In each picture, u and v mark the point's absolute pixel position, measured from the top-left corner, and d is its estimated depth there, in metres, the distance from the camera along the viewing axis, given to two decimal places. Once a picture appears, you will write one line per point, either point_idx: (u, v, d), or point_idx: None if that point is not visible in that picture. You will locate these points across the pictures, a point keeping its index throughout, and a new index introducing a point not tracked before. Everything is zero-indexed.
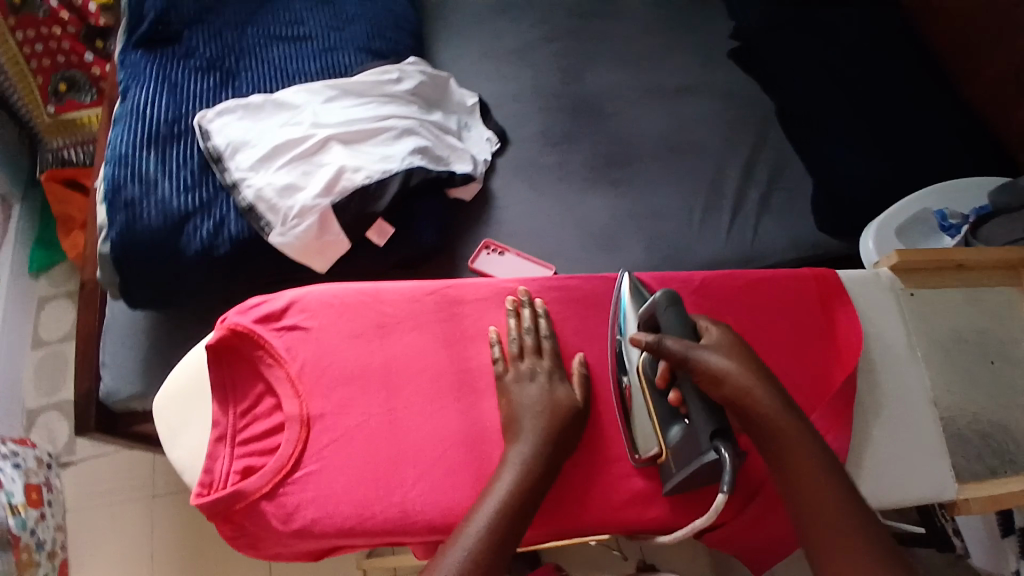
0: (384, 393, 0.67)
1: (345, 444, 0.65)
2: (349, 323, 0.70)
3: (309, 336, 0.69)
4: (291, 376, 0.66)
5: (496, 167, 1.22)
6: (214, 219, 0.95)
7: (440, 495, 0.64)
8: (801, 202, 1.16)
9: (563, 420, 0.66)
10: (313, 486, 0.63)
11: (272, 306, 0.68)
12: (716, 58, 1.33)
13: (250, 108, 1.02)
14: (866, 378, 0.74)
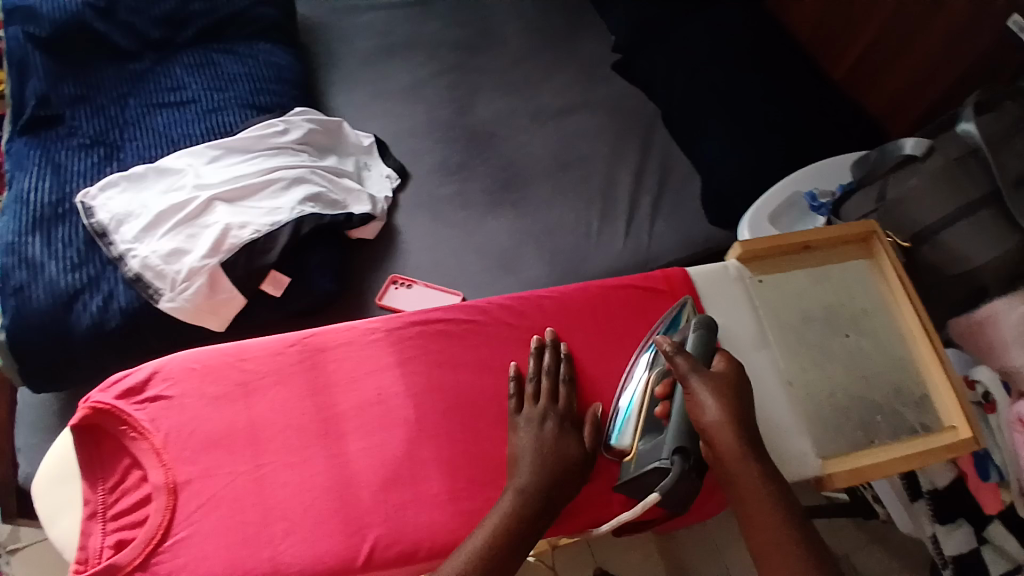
0: (250, 452, 0.62)
1: (213, 509, 0.60)
2: (209, 386, 0.65)
3: (171, 402, 0.65)
4: (154, 444, 0.63)
5: (398, 203, 1.23)
6: (103, 293, 0.95)
7: (313, 545, 0.58)
8: (689, 201, 1.22)
9: (569, 469, 0.59)
10: (186, 552, 0.58)
11: (133, 379, 0.66)
12: (599, 73, 1.40)
13: (133, 179, 1.03)
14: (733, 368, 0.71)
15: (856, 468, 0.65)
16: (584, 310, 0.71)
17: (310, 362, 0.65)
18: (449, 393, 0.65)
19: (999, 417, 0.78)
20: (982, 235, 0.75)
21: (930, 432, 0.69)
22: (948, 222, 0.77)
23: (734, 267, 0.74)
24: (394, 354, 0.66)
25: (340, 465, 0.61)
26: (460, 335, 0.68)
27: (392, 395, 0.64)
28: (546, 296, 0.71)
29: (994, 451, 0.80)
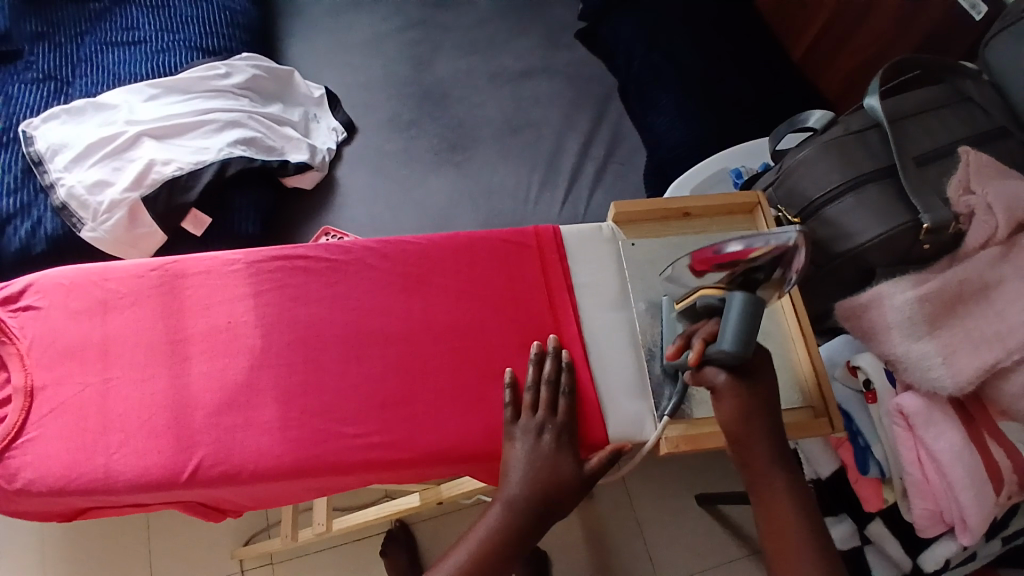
0: (100, 365, 0.71)
1: (60, 414, 0.69)
2: (72, 303, 0.74)
3: (36, 315, 0.73)
4: (17, 350, 0.71)
5: (342, 155, 1.23)
6: (31, 219, 0.96)
7: (141, 457, 0.67)
8: (632, 173, 1.19)
9: (559, 477, 0.65)
10: (33, 450, 0.68)
11: (8, 291, 0.75)
12: (562, 40, 1.36)
13: (72, 112, 1.04)
14: (587, 320, 0.76)
15: (691, 436, 0.69)
16: (440, 255, 0.78)
17: (172, 286, 0.75)
18: (313, 328, 0.73)
19: (879, 407, 0.76)
20: (867, 210, 0.73)
21: (791, 408, 0.72)
22: (835, 197, 0.75)
23: (608, 229, 0.80)
24: (259, 282, 0.75)
25: (180, 386, 0.71)
26: (326, 269, 0.76)
27: (244, 323, 0.73)
28: (411, 241, 0.78)
29: (874, 444, 0.77)
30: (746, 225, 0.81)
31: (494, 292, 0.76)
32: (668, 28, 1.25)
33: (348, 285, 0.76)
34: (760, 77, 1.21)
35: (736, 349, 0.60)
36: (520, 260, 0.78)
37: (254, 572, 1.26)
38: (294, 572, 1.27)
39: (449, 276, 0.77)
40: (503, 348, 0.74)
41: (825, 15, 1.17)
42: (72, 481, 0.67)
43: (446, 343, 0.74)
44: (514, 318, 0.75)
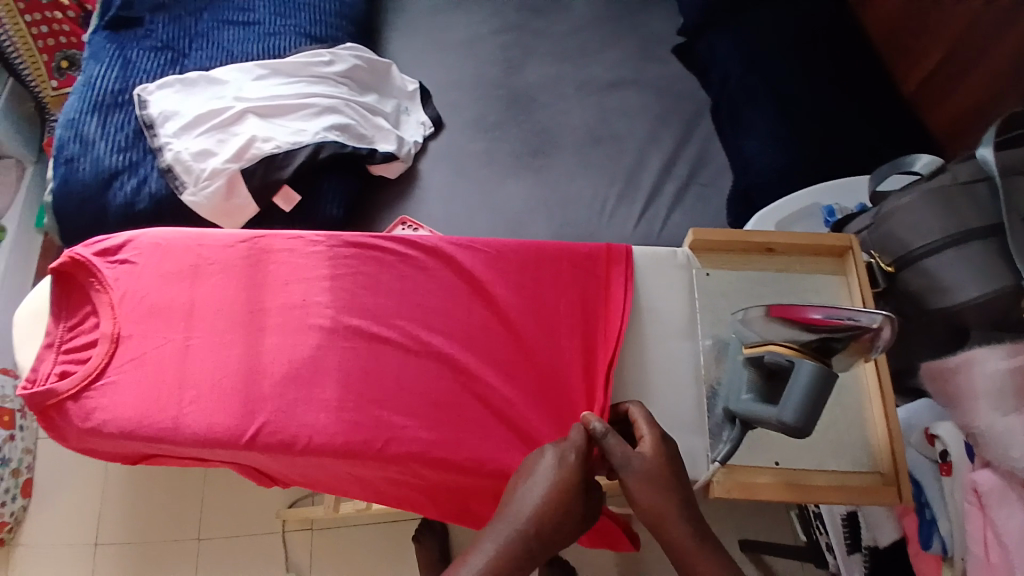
0: (183, 325, 0.77)
1: (140, 365, 0.75)
2: (166, 262, 0.80)
3: (131, 269, 0.80)
4: (109, 299, 0.78)
5: (426, 150, 1.27)
6: (138, 178, 1.04)
7: (208, 415, 0.72)
8: (716, 197, 1.15)
9: (569, 505, 0.59)
10: (111, 394, 0.74)
11: (109, 242, 0.81)
12: (657, 54, 1.33)
13: (186, 83, 1.11)
14: (646, 346, 0.76)
15: (741, 481, 0.67)
16: (508, 258, 0.79)
17: (255, 258, 0.79)
18: (379, 319, 0.76)
19: (954, 481, 0.70)
20: (970, 267, 0.68)
21: (858, 470, 0.69)
22: (936, 248, 0.71)
23: (683, 255, 0.79)
24: (334, 266, 0.78)
25: (250, 354, 0.75)
26: (399, 260, 0.79)
27: (316, 301, 0.77)
28: (484, 243, 0.79)
29: (941, 519, 0.71)
30: (830, 266, 0.77)
31: (556, 300, 0.77)
32: (769, 52, 1.21)
33: (417, 279, 0.78)
34: (867, 111, 1.14)
35: (799, 428, 0.58)
36: (590, 276, 0.78)
37: (294, 535, 1.37)
38: (332, 540, 1.36)
39: (513, 280, 0.78)
40: (555, 357, 0.75)
41: (950, 52, 1.09)
42: (144, 429, 0.72)
43: (503, 347, 0.75)
44: (571, 329, 0.76)
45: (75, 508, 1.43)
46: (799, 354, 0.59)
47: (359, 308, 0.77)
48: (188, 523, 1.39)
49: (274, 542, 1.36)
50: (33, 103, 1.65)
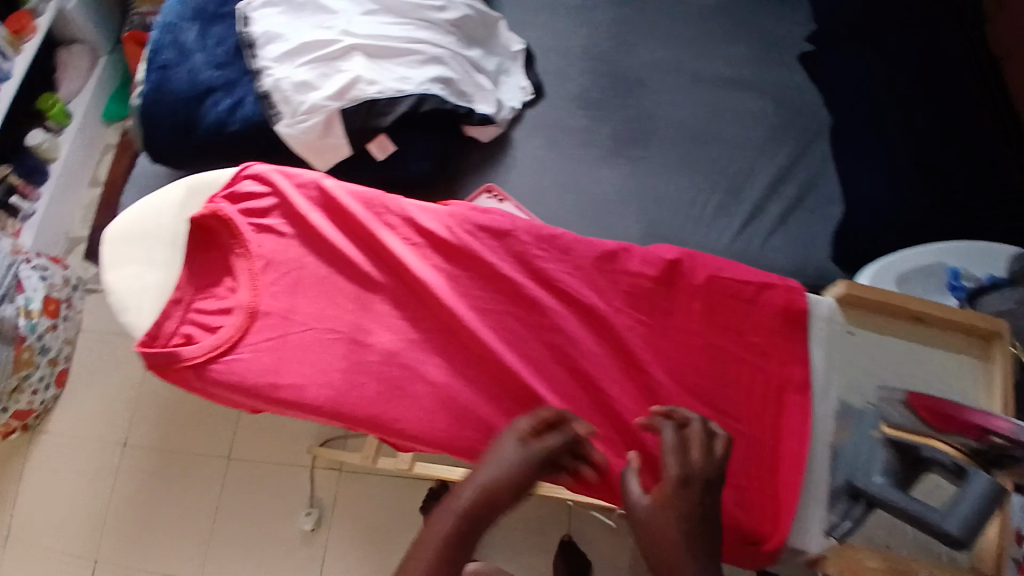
0: (335, 309, 0.81)
1: (275, 346, 0.78)
2: (323, 243, 0.83)
3: (281, 238, 0.83)
4: (251, 269, 0.80)
5: (523, 117, 1.22)
6: (233, 98, 0.99)
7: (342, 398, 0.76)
8: (817, 225, 1.09)
9: (525, 472, 0.65)
10: (239, 367, 0.76)
11: (259, 206, 0.83)
12: (781, 57, 1.24)
13: (293, 6, 1.04)
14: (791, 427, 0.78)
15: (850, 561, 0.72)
16: (678, 315, 0.82)
17: (402, 233, 0.84)
18: (537, 333, 0.82)
19: None
20: None
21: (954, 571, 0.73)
22: None
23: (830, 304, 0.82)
24: (470, 246, 0.83)
25: (358, 318, 0.80)
26: (549, 265, 0.84)
27: (457, 291, 0.82)
28: (637, 291, 0.83)
29: None
30: (967, 343, 0.83)
31: (725, 376, 0.80)
32: (906, 85, 1.14)
33: (576, 295, 0.83)
34: (1000, 166, 1.07)
35: (965, 540, 0.66)
36: (750, 354, 0.81)
37: (321, 473, 1.37)
38: (355, 487, 1.36)
39: (672, 350, 0.81)
40: (720, 438, 0.78)
41: None
42: (245, 379, 0.76)
43: (672, 410, 0.79)
44: (739, 412, 0.79)
45: (104, 403, 1.46)
46: (965, 462, 0.69)
47: (516, 341, 0.81)
48: (218, 442, 1.40)
49: (301, 474, 1.37)
50: None
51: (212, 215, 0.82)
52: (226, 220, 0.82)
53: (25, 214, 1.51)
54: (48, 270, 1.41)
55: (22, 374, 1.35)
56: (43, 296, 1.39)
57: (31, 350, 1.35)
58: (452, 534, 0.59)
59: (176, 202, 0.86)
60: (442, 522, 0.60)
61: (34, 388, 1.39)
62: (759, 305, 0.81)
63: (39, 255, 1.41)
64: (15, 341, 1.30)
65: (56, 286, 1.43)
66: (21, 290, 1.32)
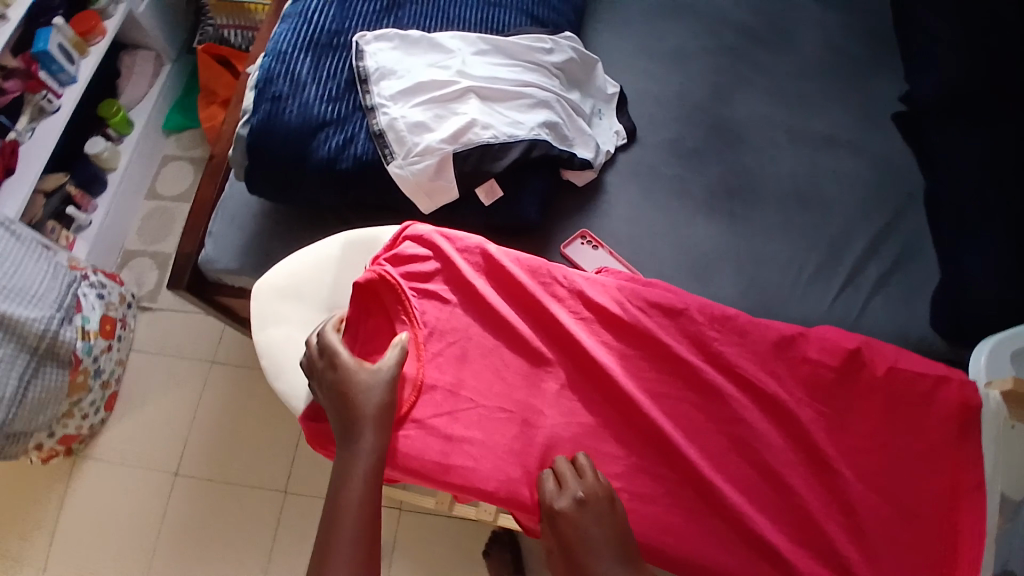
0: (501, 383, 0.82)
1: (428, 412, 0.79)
2: (489, 314, 0.85)
3: (444, 305, 0.85)
4: (417, 339, 0.81)
5: (616, 161, 1.20)
6: (345, 134, 0.98)
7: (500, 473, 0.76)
8: (922, 293, 1.09)
9: (359, 403, 0.75)
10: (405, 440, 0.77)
11: (420, 270, 0.86)
12: (875, 117, 1.24)
13: (406, 41, 1.04)
14: (969, 525, 0.76)
15: None
16: (851, 403, 0.84)
17: (578, 307, 0.88)
18: (705, 410, 0.83)
19: None
20: None
21: None
22: None
23: (993, 402, 0.80)
24: (643, 324, 0.86)
25: (528, 401, 0.81)
26: (723, 346, 0.86)
27: (622, 366, 0.85)
28: (822, 381, 0.84)
29: None
30: None
31: (898, 469, 0.80)
32: None
33: (748, 375, 0.84)
34: None
35: None
36: (937, 451, 0.80)
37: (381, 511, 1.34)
38: (414, 524, 1.34)
39: (856, 444, 0.81)
40: (894, 532, 0.77)
41: None
42: (409, 457, 0.77)
43: (844, 499, 0.78)
44: (912, 507, 0.78)
45: (155, 425, 1.41)
46: None
47: (689, 423, 0.82)
48: (277, 472, 1.36)
49: None
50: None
51: (376, 277, 0.83)
52: (390, 284, 0.83)
53: (80, 225, 1.45)
54: (105, 288, 1.36)
55: (73, 398, 1.28)
56: (100, 315, 1.33)
57: (86, 373, 1.29)
58: (364, 491, 0.73)
59: (333, 258, 0.92)
60: (355, 478, 0.73)
61: (84, 412, 1.33)
62: (951, 403, 0.81)
63: (97, 272, 1.36)
64: (71, 364, 1.23)
65: (112, 304, 1.38)
66: (81, 310, 1.26)
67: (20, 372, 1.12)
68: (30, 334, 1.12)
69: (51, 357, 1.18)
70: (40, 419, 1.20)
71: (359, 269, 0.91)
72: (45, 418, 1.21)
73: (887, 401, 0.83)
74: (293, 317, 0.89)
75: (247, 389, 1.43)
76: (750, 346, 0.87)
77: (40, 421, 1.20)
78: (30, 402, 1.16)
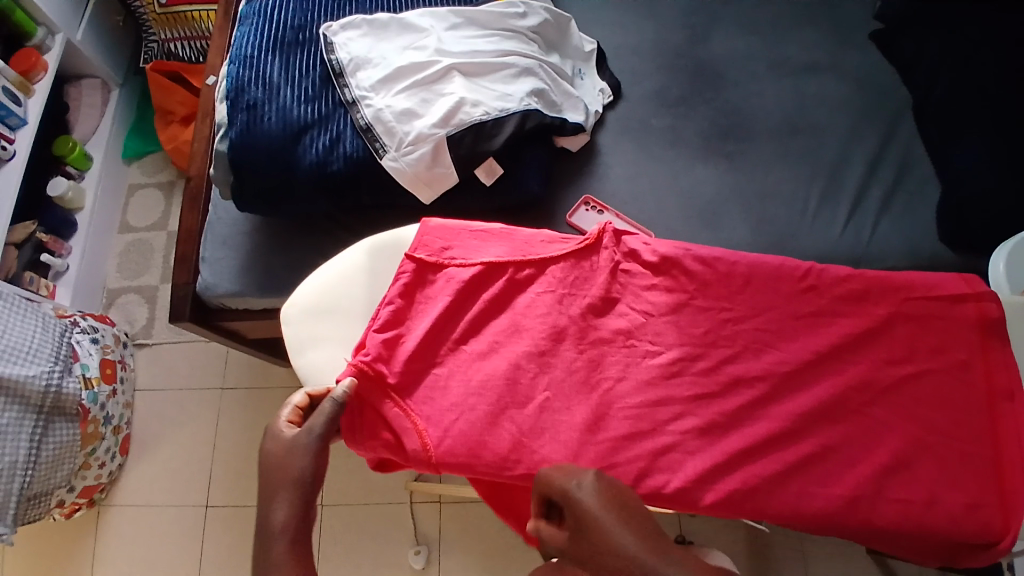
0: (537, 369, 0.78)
1: (468, 412, 0.76)
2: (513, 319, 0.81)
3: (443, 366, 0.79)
4: (417, 426, 0.75)
5: (604, 121, 1.16)
6: (330, 134, 0.94)
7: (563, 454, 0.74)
8: (926, 207, 1.08)
9: (288, 470, 0.69)
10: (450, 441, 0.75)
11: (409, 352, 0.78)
12: (854, 36, 1.22)
13: (375, 26, 0.99)
14: (1014, 428, 0.75)
15: None
16: (875, 344, 0.79)
17: (583, 333, 0.80)
18: None
19: None
20: None
21: None
22: None
23: None
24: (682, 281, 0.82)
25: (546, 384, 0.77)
26: (739, 324, 0.80)
27: (654, 344, 0.80)
28: (858, 313, 0.80)
29: None
30: None
31: (935, 392, 0.77)
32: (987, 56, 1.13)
33: (769, 342, 0.79)
34: None
35: None
36: (969, 362, 0.78)
37: (422, 507, 1.33)
38: (458, 516, 1.33)
39: (892, 373, 0.77)
40: (942, 450, 0.75)
41: None
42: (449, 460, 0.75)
43: (886, 440, 0.75)
44: (955, 429, 0.75)
45: (174, 463, 1.37)
46: None
47: (737, 376, 0.78)
48: None
49: (401, 512, 1.33)
50: (127, 18, 1.58)
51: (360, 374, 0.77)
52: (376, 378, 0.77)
53: (57, 270, 1.39)
54: (98, 332, 1.31)
55: (88, 449, 1.24)
56: (98, 360, 1.28)
57: (96, 422, 1.24)
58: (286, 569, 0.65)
59: (360, 266, 0.88)
60: (274, 560, 0.65)
61: (101, 460, 1.28)
62: (971, 311, 0.79)
63: (87, 317, 1.30)
64: (80, 415, 1.18)
65: (108, 347, 1.33)
66: (77, 358, 1.21)
67: (28, 435, 1.08)
68: (31, 394, 1.08)
69: (59, 411, 1.14)
70: (58, 476, 1.16)
71: (390, 274, 0.88)
72: (63, 474, 1.17)
73: (916, 322, 0.79)
74: (324, 336, 0.85)
75: (262, 411, 1.39)
76: (783, 290, 0.81)
77: (58, 478, 1.16)
78: (46, 461, 1.12)
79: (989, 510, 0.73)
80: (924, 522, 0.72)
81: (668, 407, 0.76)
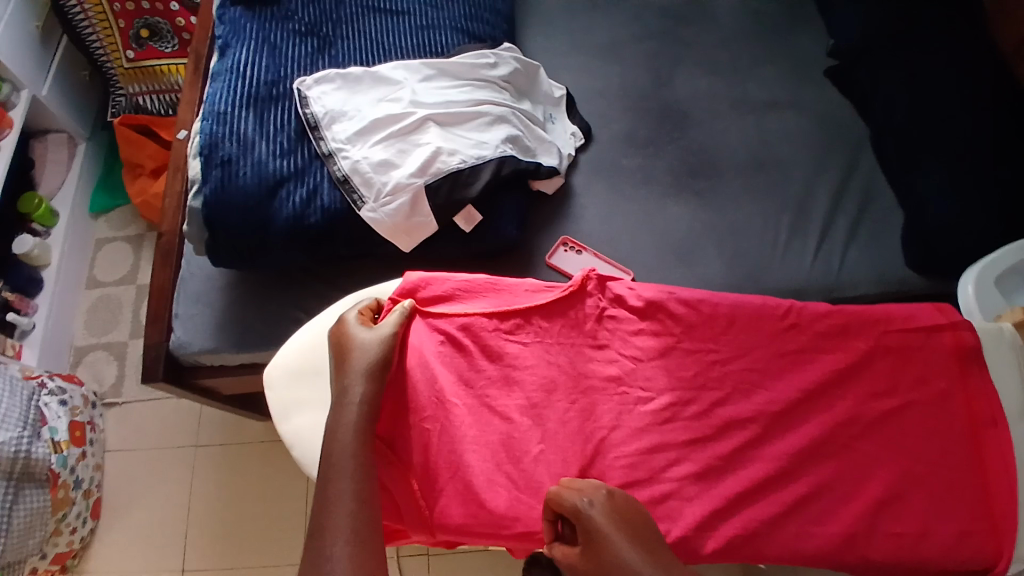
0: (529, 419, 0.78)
1: (462, 466, 0.75)
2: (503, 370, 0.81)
3: (434, 423, 0.77)
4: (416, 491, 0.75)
5: (577, 163, 1.19)
6: (307, 186, 0.94)
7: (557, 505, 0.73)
8: (890, 235, 1.13)
9: (361, 355, 0.76)
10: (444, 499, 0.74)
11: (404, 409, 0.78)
12: (809, 75, 1.28)
13: (349, 80, 1.01)
14: (995, 454, 0.77)
15: None
16: (855, 376, 0.81)
17: (571, 380, 0.80)
18: None
19: None
20: None
21: None
22: None
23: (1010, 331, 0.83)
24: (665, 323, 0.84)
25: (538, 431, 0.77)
26: (724, 363, 0.81)
27: (646, 390, 0.80)
28: (838, 347, 0.82)
29: None
30: None
31: (917, 422, 0.79)
32: None
33: (757, 377, 0.81)
34: None
35: None
36: (948, 392, 0.80)
37: (409, 561, 1.29)
38: (446, 568, 1.29)
39: (876, 405, 0.79)
40: (929, 480, 0.76)
41: None
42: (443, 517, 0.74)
43: (875, 474, 0.76)
44: (938, 457, 0.77)
45: (147, 526, 1.31)
46: None
47: (728, 419, 0.79)
48: (291, 543, 1.29)
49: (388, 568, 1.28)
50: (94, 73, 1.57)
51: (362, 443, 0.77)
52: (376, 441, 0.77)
53: (23, 330, 1.34)
54: (66, 393, 1.25)
55: (58, 515, 1.17)
56: (67, 422, 1.22)
57: (65, 487, 1.18)
58: (358, 438, 0.72)
59: None
60: (343, 433, 0.72)
61: (73, 525, 1.21)
62: (948, 341, 0.82)
63: (54, 377, 1.25)
64: (50, 481, 1.13)
65: (77, 408, 1.27)
66: (45, 421, 1.16)
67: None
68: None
69: (28, 477, 1.09)
70: (31, 543, 1.10)
71: None
72: (36, 542, 1.11)
73: (897, 353, 0.82)
74: (306, 398, 0.83)
75: (239, 466, 1.35)
76: (766, 325, 0.83)
77: (31, 545, 1.10)
78: (15, 531, 1.06)
79: (978, 539, 0.74)
80: (916, 554, 0.73)
81: (659, 450, 0.77)
